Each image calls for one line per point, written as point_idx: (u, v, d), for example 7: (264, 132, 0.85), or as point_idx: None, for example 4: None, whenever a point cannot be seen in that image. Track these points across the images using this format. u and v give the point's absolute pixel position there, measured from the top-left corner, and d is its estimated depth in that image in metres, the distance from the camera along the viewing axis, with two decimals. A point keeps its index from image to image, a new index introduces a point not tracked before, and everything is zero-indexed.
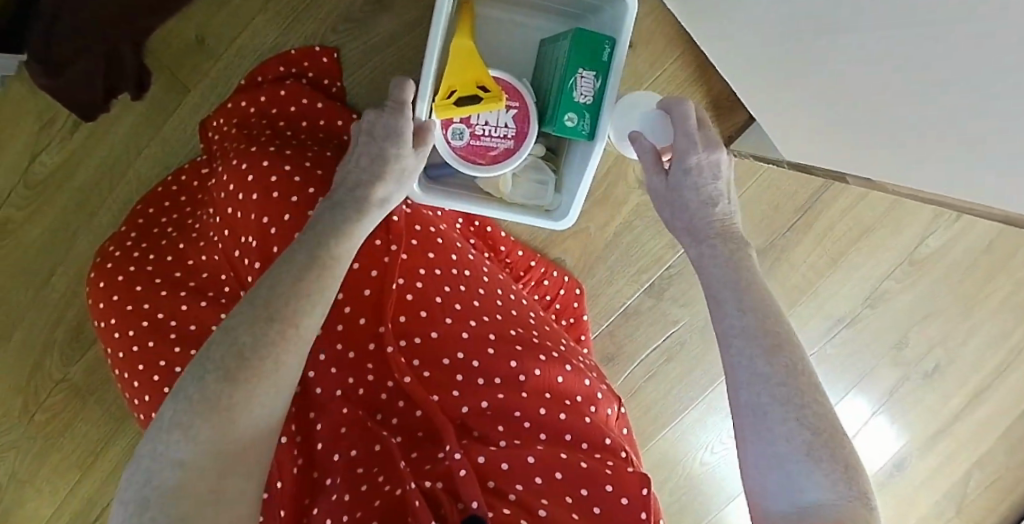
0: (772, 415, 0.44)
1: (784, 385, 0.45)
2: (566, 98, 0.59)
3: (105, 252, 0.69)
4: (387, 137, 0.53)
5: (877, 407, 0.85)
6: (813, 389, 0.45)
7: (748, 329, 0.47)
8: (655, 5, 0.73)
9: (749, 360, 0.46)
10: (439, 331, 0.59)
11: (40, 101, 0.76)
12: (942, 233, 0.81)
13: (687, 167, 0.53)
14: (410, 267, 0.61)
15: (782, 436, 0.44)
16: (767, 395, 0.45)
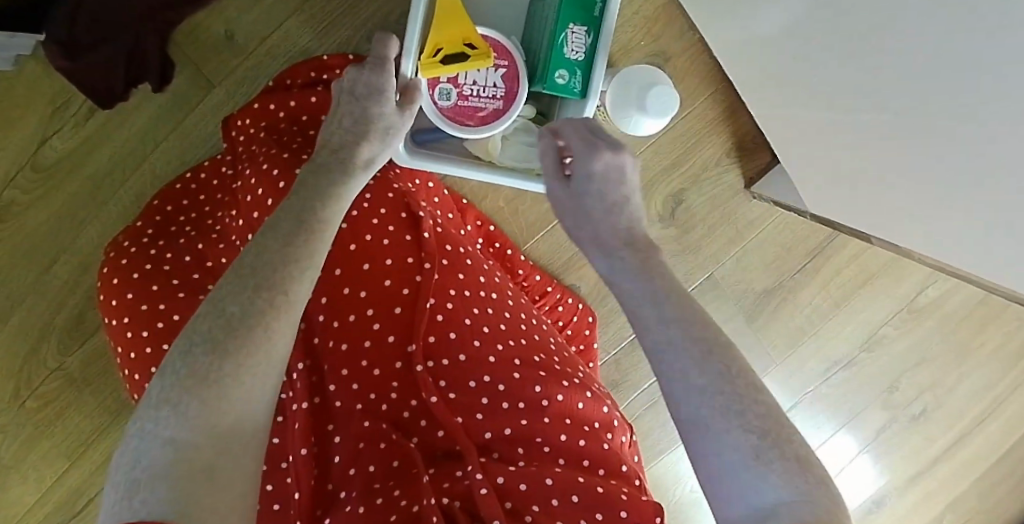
0: (717, 428, 0.36)
1: (723, 393, 0.37)
2: (558, 56, 0.62)
3: (119, 246, 0.67)
4: (369, 96, 0.46)
5: (863, 446, 0.88)
6: (755, 389, 0.38)
7: (679, 340, 0.38)
8: (690, 43, 0.74)
9: (683, 370, 0.38)
10: (466, 354, 0.59)
11: (56, 83, 0.73)
12: (941, 283, 0.84)
13: (590, 173, 0.45)
14: (441, 287, 0.61)
15: (733, 447, 0.36)
16: (707, 408, 0.37)
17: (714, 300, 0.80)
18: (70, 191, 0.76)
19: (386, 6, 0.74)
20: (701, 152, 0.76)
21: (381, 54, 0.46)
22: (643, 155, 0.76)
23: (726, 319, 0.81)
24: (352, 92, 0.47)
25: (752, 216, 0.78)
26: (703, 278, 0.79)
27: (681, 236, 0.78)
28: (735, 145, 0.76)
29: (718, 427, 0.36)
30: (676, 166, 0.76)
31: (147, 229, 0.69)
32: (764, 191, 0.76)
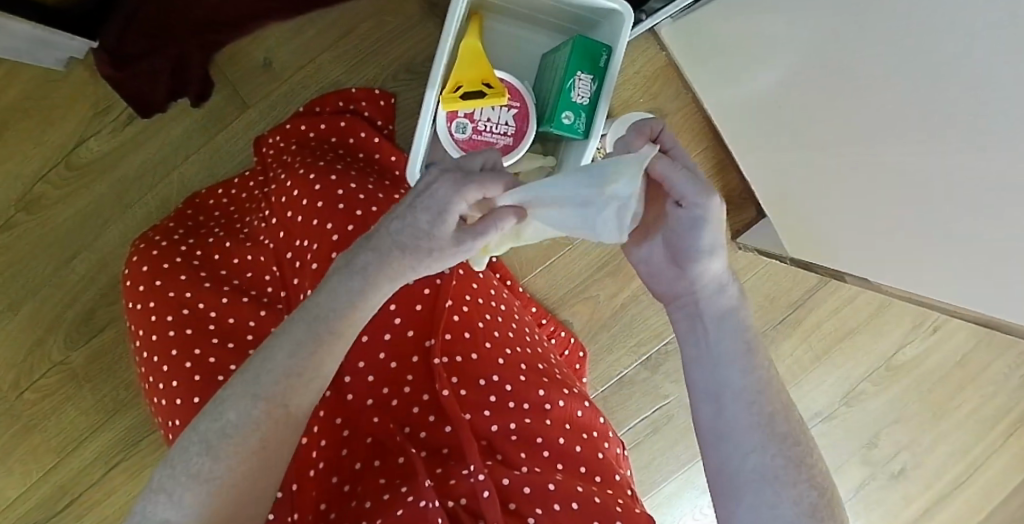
0: (782, 479, 0.44)
1: (786, 442, 0.45)
2: (566, 98, 0.67)
3: (151, 239, 0.73)
4: (426, 210, 0.41)
5: (840, 503, 0.90)
6: (799, 435, 0.46)
7: (748, 393, 0.46)
8: (685, 103, 0.80)
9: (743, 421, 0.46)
10: (479, 354, 0.69)
11: (100, 90, 0.78)
12: (918, 343, 0.88)
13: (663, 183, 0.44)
14: (459, 292, 0.70)
15: (788, 500, 0.43)
16: (774, 461, 0.44)
17: None
18: (98, 191, 0.80)
19: (413, 48, 0.80)
20: None
21: (472, 187, 0.40)
22: None
23: None
24: (426, 195, 0.41)
25: (738, 266, 0.83)
26: None
27: None
28: (726, 200, 0.82)
29: (781, 479, 0.44)
30: None
31: (178, 228, 0.74)
32: (750, 241, 0.81)
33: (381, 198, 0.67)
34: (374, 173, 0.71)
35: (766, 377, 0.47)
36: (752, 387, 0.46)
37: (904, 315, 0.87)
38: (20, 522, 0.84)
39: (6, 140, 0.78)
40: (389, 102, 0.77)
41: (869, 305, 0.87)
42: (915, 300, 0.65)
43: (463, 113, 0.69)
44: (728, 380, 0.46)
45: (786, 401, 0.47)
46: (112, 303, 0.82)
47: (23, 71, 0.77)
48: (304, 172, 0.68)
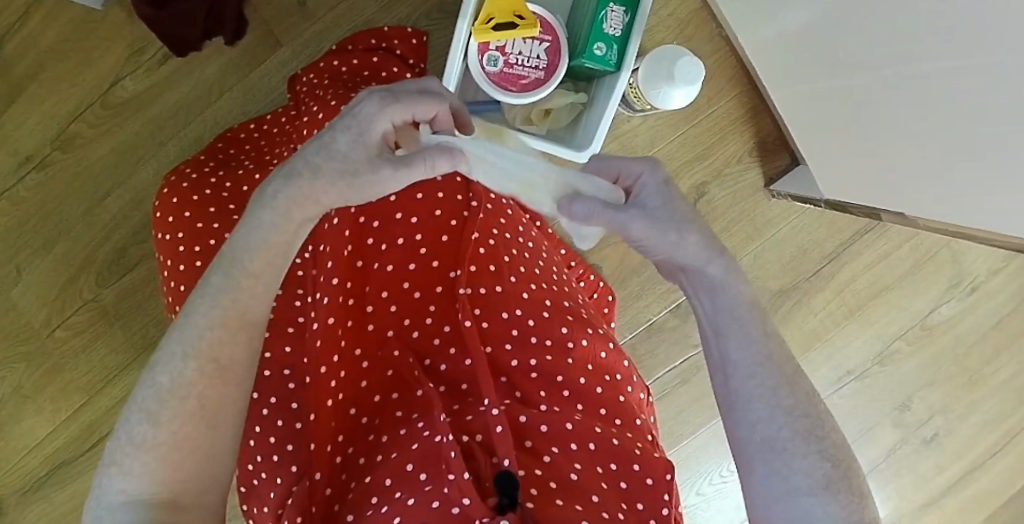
0: (793, 450, 0.41)
1: (802, 417, 0.42)
2: (598, 30, 0.67)
3: (181, 172, 0.73)
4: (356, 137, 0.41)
5: None
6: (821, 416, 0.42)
7: (763, 357, 0.43)
8: (719, 46, 0.79)
9: (765, 390, 0.42)
10: (502, 287, 0.68)
11: (136, 30, 0.80)
12: (955, 303, 0.84)
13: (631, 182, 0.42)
14: (485, 225, 0.70)
15: (800, 470, 0.41)
16: (787, 430, 0.41)
17: None
18: (133, 129, 0.81)
19: None
20: (725, 148, 0.80)
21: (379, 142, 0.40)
22: (670, 145, 0.80)
23: None
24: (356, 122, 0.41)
25: (771, 214, 0.82)
26: None
27: None
28: (758, 145, 0.81)
29: (791, 449, 0.41)
30: (701, 159, 0.80)
31: (209, 162, 0.75)
32: (784, 188, 0.79)
33: None
34: None
35: (778, 344, 0.44)
36: (761, 361, 0.43)
37: (941, 271, 0.83)
38: (49, 460, 0.85)
39: (44, 81, 0.79)
40: (421, 40, 0.78)
41: (906, 259, 0.83)
42: (956, 228, 0.63)
43: (495, 46, 0.69)
44: (734, 352, 0.43)
45: (798, 369, 0.44)
46: (143, 242, 0.83)
47: (63, 12, 0.79)
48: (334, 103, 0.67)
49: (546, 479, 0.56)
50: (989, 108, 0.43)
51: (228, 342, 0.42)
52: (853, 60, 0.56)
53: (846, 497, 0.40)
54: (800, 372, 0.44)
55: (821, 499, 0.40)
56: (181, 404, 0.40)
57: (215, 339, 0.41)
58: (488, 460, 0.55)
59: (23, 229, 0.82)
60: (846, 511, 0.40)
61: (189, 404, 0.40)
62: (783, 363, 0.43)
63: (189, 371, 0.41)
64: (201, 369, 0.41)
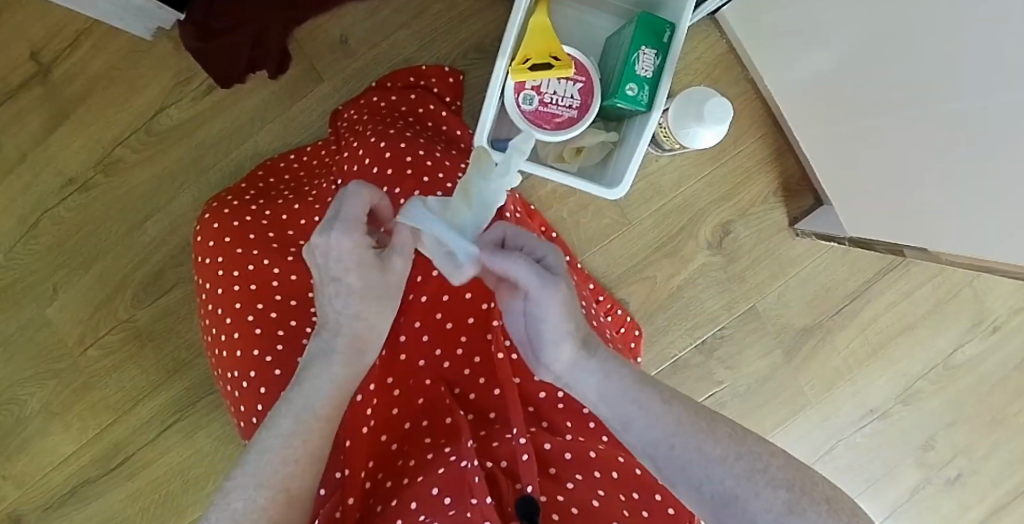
0: (744, 494, 0.40)
1: (740, 457, 0.41)
2: (630, 71, 0.69)
3: (223, 199, 0.76)
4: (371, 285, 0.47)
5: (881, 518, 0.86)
6: (756, 443, 0.42)
7: (679, 419, 0.42)
8: (745, 89, 0.82)
9: (697, 449, 0.41)
10: None
11: (181, 61, 0.83)
12: (977, 343, 0.84)
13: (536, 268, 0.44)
14: None
15: (761, 510, 0.40)
16: (731, 477, 0.41)
17: (755, 330, 0.84)
18: (175, 155, 0.84)
19: (480, 31, 0.84)
20: (750, 189, 0.82)
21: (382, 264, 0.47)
22: (698, 184, 0.82)
23: (766, 351, 0.84)
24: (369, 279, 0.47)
25: (795, 253, 0.83)
26: (745, 309, 0.83)
27: (727, 265, 0.83)
28: (783, 185, 0.82)
29: (742, 496, 0.40)
30: (727, 198, 0.82)
31: (250, 190, 0.77)
32: (808, 227, 0.81)
33: (453, 166, 0.67)
34: (442, 144, 0.72)
35: (680, 403, 0.43)
36: (682, 421, 0.42)
37: (963, 310, 0.84)
38: (72, 477, 0.85)
39: (90, 105, 0.82)
40: (458, 79, 0.80)
41: (928, 298, 0.84)
42: (978, 263, 0.63)
43: (531, 86, 0.72)
44: (651, 427, 0.42)
45: (709, 412, 0.43)
46: (180, 265, 0.85)
47: (112, 40, 0.82)
48: (373, 137, 0.69)
49: (567, 505, 0.56)
50: (1011, 148, 0.45)
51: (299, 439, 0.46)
52: (881, 106, 0.58)
53: (816, 510, 0.40)
54: (708, 410, 0.44)
55: None
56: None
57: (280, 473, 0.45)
58: (512, 485, 0.56)
59: (62, 248, 0.84)
60: (824, 521, 0.39)
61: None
62: (682, 402, 0.43)
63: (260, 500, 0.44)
64: (269, 498, 0.45)
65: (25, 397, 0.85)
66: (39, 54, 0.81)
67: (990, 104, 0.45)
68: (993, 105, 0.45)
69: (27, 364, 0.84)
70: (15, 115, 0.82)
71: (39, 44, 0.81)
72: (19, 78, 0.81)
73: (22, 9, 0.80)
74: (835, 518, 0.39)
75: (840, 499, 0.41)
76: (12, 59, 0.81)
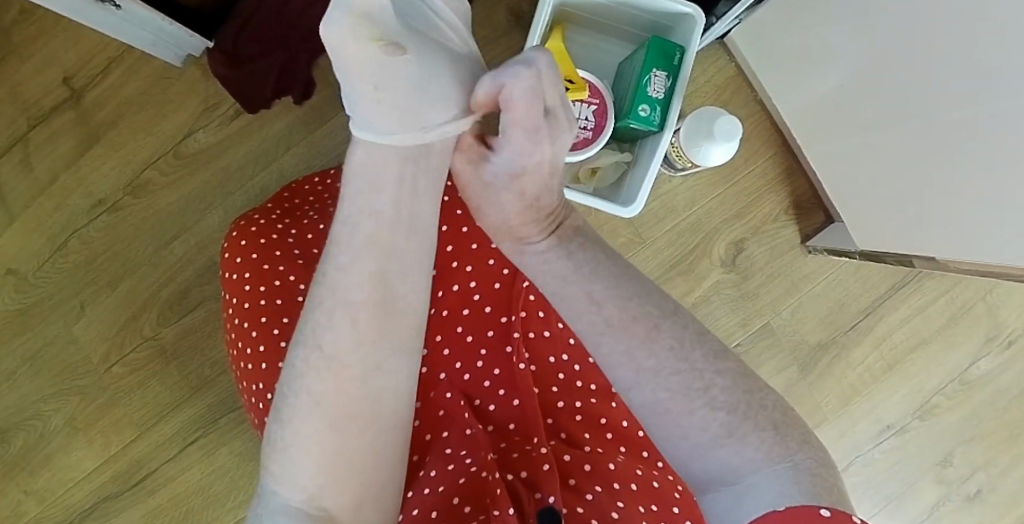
0: (678, 413, 0.43)
1: (677, 374, 0.44)
2: (642, 93, 0.72)
3: (250, 218, 0.77)
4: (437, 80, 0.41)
5: None
6: (706, 362, 0.44)
7: (613, 322, 0.45)
8: (755, 109, 0.84)
9: (626, 354, 0.44)
10: (551, 332, 0.69)
11: (209, 87, 0.86)
12: (992, 359, 0.84)
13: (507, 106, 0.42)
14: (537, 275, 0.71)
15: (695, 427, 0.43)
16: (663, 394, 0.43)
17: (770, 346, 0.84)
18: (203, 177, 0.86)
19: (498, 58, 0.86)
20: (763, 207, 0.84)
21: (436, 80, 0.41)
22: (712, 203, 0.84)
23: (782, 367, 0.85)
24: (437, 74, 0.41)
25: (808, 269, 0.84)
26: (760, 326, 0.84)
27: (740, 282, 0.84)
28: (794, 204, 0.84)
29: (675, 411, 0.43)
30: (739, 217, 0.84)
31: (276, 210, 0.79)
32: (820, 243, 0.82)
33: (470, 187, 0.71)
34: None
35: (616, 306, 0.46)
36: (609, 325, 0.45)
37: (977, 325, 0.84)
38: (95, 493, 0.86)
39: (120, 129, 0.85)
40: None
41: (941, 314, 0.85)
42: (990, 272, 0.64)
43: None
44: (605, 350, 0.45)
45: (655, 317, 0.45)
46: (205, 284, 0.87)
47: (142, 67, 0.85)
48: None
49: (587, 517, 0.56)
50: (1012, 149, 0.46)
51: (331, 329, 0.41)
52: (887, 122, 0.60)
53: (756, 434, 0.42)
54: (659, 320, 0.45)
55: (729, 447, 0.42)
56: (308, 402, 0.41)
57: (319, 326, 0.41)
58: (532, 496, 0.57)
59: (89, 268, 0.86)
60: (766, 445, 0.42)
61: (311, 407, 0.41)
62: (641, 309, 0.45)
63: (297, 362, 0.41)
64: (313, 363, 0.41)
65: (50, 412, 0.86)
66: (71, 79, 0.84)
67: (995, 113, 0.47)
68: (999, 114, 0.46)
69: (53, 379, 0.86)
70: (46, 137, 0.85)
71: (73, 71, 0.84)
72: (52, 103, 0.85)
73: (57, 39, 0.84)
74: (777, 444, 0.42)
75: (787, 427, 0.43)
76: (46, 84, 0.84)
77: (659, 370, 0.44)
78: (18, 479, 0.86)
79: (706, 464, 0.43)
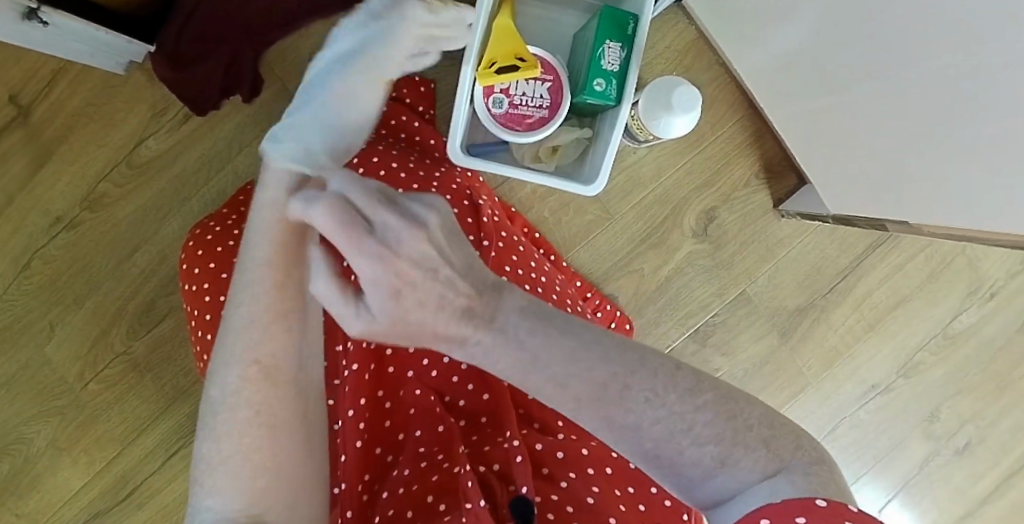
0: (667, 453, 0.37)
1: (662, 421, 0.37)
2: (596, 66, 0.69)
3: (206, 225, 0.76)
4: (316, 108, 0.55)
5: (890, 494, 0.85)
6: (697, 393, 0.37)
7: (587, 392, 0.37)
8: (718, 72, 0.81)
9: (609, 417, 0.37)
10: None
11: (156, 93, 0.84)
12: (975, 310, 0.83)
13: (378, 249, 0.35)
14: (500, 262, 0.68)
15: (690, 461, 0.37)
16: (650, 441, 0.37)
17: (748, 315, 0.83)
18: (158, 186, 0.84)
19: None
20: (732, 173, 0.81)
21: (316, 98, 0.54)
22: (678, 173, 0.81)
23: (761, 335, 0.83)
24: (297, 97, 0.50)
25: (782, 233, 0.82)
26: (736, 295, 0.83)
27: (714, 251, 0.82)
28: (764, 167, 0.82)
29: (665, 452, 0.37)
30: (708, 185, 0.81)
31: (232, 215, 0.77)
32: (793, 207, 0.80)
33: (423, 178, 0.70)
34: (414, 154, 0.75)
35: (593, 366, 0.37)
36: (582, 395, 0.37)
37: (957, 277, 0.83)
38: (85, 510, 0.87)
39: (71, 142, 0.83)
40: (429, 88, 0.81)
41: (921, 268, 0.83)
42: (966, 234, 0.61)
43: (500, 89, 0.72)
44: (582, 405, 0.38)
45: (628, 371, 0.37)
46: (171, 295, 0.85)
47: (86, 77, 0.83)
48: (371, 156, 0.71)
49: (562, 504, 0.55)
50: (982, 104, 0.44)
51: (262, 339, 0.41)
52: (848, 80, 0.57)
53: (750, 457, 0.37)
54: (626, 369, 0.37)
55: (723, 477, 0.37)
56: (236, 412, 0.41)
57: (255, 341, 0.41)
58: (505, 487, 0.56)
59: (55, 287, 0.85)
60: (761, 466, 0.37)
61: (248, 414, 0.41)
62: (588, 346, 0.37)
63: (231, 380, 0.41)
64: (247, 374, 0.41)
65: (31, 434, 0.86)
66: (17, 96, 0.82)
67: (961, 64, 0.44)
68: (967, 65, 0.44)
69: (30, 401, 0.86)
70: None
71: (16, 86, 0.82)
72: None
73: None
74: (773, 460, 0.37)
75: (779, 436, 0.38)
76: None
77: (644, 418, 0.37)
78: (6, 502, 0.86)
79: (701, 490, 0.38)
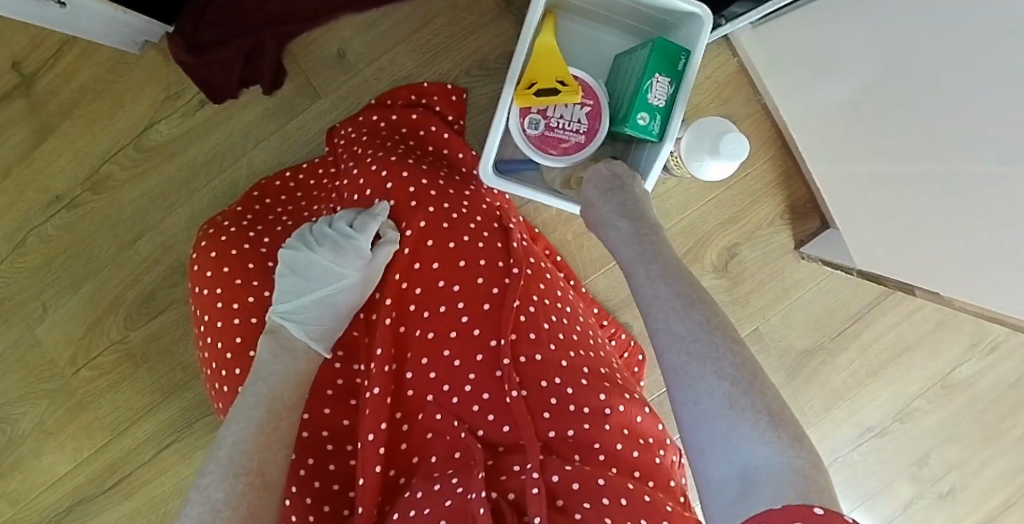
0: (722, 411, 0.39)
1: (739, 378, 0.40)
2: (642, 99, 0.66)
3: (219, 223, 0.72)
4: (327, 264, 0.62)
5: None
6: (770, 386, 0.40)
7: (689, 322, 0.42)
8: (755, 109, 0.80)
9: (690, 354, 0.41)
10: (542, 355, 0.64)
11: (170, 74, 0.79)
12: (974, 363, 0.85)
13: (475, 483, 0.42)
14: (526, 292, 0.67)
15: (739, 429, 0.38)
16: (715, 392, 0.40)
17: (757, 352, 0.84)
18: (166, 172, 0.81)
19: (485, 47, 0.81)
20: (758, 211, 0.81)
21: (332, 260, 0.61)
22: (704, 208, 0.81)
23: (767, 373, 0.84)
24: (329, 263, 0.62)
25: (799, 275, 0.83)
26: (747, 332, 0.83)
27: (730, 288, 0.82)
28: (789, 208, 0.81)
29: (722, 410, 0.39)
30: (733, 222, 0.81)
31: (247, 214, 0.74)
32: (813, 251, 0.80)
33: (453, 195, 0.69)
34: (445, 169, 0.73)
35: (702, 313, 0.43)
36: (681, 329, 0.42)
37: (960, 330, 0.84)
38: (69, 496, 0.84)
39: (76, 118, 0.79)
40: (461, 98, 0.79)
41: (929, 317, 0.84)
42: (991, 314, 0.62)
43: (537, 109, 0.70)
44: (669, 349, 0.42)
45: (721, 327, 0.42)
46: (173, 286, 0.82)
47: (97, 51, 0.78)
48: (401, 171, 0.69)
49: None
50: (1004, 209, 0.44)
51: None
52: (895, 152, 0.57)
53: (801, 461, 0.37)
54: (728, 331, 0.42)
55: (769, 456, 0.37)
56: None
57: None
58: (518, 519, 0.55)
59: (50, 268, 0.81)
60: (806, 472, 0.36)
61: None
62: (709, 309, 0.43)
63: None
64: None
65: (17, 416, 0.83)
66: (21, 64, 0.77)
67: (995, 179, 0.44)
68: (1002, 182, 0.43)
69: (17, 383, 0.82)
70: None
71: (21, 54, 0.77)
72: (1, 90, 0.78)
73: None
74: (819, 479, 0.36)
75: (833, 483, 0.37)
76: None
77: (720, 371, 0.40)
78: None
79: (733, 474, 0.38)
